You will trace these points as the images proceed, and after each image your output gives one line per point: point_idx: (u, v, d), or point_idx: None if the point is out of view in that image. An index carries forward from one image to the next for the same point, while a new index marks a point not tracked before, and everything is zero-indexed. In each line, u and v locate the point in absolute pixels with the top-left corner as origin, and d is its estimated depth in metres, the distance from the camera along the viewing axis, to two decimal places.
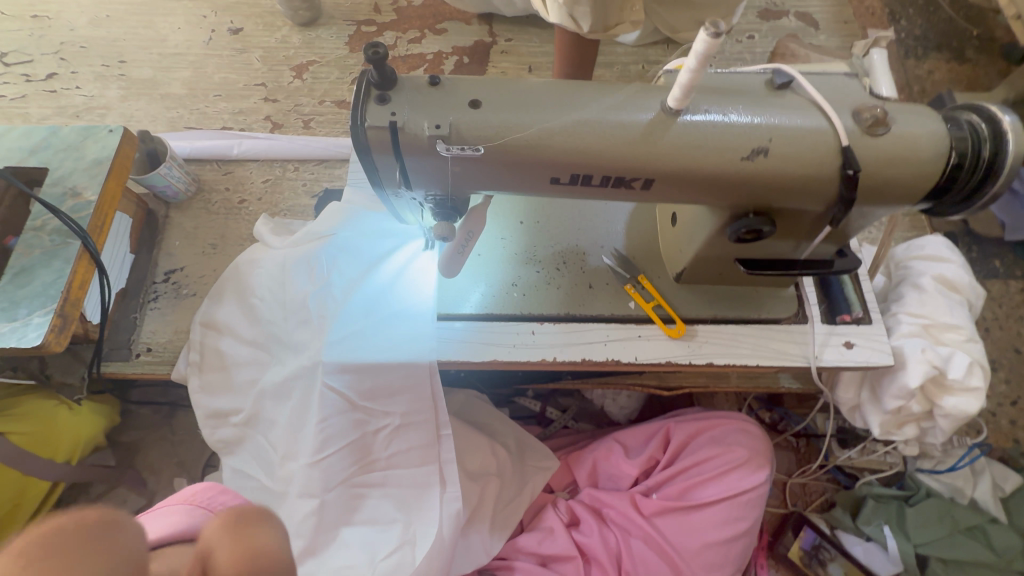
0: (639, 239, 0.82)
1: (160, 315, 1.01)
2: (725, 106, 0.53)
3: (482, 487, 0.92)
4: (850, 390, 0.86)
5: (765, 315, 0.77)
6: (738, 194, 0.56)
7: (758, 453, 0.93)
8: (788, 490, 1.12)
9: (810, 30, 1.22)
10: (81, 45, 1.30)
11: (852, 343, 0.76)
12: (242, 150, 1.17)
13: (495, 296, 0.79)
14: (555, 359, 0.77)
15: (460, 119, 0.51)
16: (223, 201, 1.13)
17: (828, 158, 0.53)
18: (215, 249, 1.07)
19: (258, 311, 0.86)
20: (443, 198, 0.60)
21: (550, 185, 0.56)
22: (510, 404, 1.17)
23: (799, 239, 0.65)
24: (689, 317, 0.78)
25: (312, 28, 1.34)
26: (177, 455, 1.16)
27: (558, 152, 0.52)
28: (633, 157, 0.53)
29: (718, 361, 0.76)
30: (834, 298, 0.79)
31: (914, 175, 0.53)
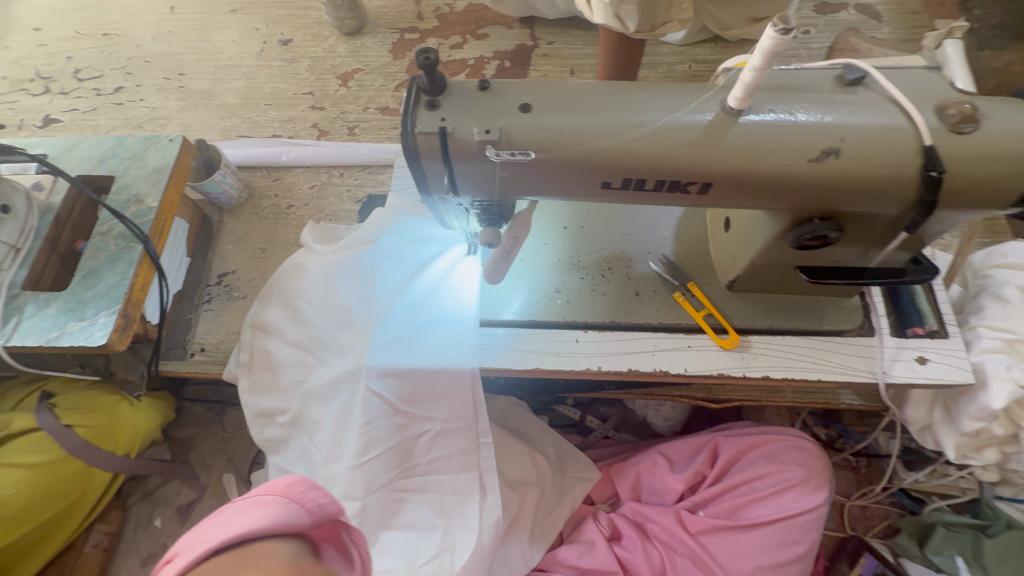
0: (689, 245, 0.79)
1: (213, 317, 1.05)
2: (792, 105, 0.50)
3: (522, 496, 0.91)
4: (921, 409, 0.80)
5: (826, 326, 0.72)
6: (804, 198, 0.52)
7: (815, 472, 0.88)
8: (847, 513, 1.06)
9: (872, 24, 1.15)
10: (145, 60, 1.38)
11: (925, 359, 0.71)
12: (290, 157, 1.20)
13: (538, 302, 0.77)
14: (600, 369, 0.74)
15: (510, 124, 0.50)
16: (272, 206, 1.16)
17: (907, 158, 0.49)
18: (265, 254, 1.11)
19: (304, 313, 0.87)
20: (490, 204, 0.59)
21: (600, 190, 0.55)
22: (549, 412, 1.15)
23: (868, 246, 0.60)
24: (743, 328, 0.74)
25: (358, 36, 1.37)
26: (227, 452, 1.21)
27: (611, 156, 0.50)
28: (691, 160, 0.50)
29: (775, 375, 0.71)
30: (904, 309, 0.73)
31: (1006, 175, 0.48)
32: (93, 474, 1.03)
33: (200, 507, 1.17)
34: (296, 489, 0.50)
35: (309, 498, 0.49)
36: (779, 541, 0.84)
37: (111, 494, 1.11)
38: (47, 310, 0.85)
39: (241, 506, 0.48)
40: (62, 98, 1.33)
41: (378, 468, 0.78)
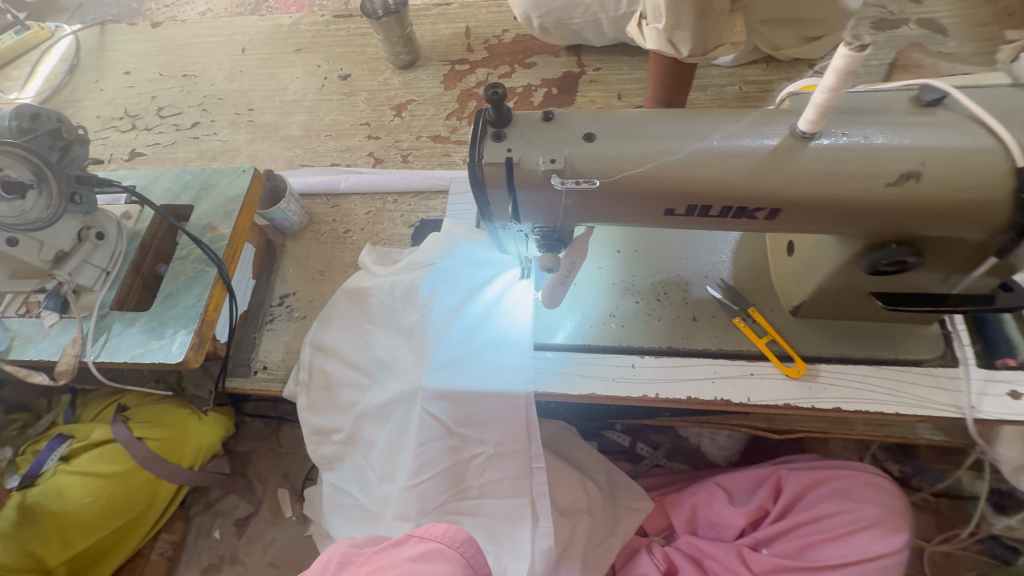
0: (748, 268, 0.77)
1: (276, 336, 1.10)
2: (867, 128, 0.48)
3: (572, 525, 0.89)
4: (1014, 448, 0.74)
5: (904, 356, 0.68)
6: (880, 223, 0.50)
7: (893, 513, 0.82)
8: (929, 560, 0.96)
9: (936, 38, 1.11)
10: (219, 97, 1.49)
11: (1019, 393, 0.65)
12: (348, 184, 1.27)
13: (592, 326, 0.77)
14: (657, 395, 0.72)
15: (575, 153, 0.51)
16: (330, 231, 1.22)
17: (996, 180, 0.46)
18: (323, 276, 1.16)
19: (364, 334, 0.91)
20: (550, 231, 0.60)
21: (663, 217, 0.55)
22: (598, 437, 1.13)
23: (951, 270, 0.57)
24: (810, 356, 0.71)
25: (411, 70, 1.44)
26: (282, 467, 1.25)
27: (676, 182, 0.50)
28: (759, 185, 0.49)
29: (846, 407, 0.68)
30: (992, 337, 0.68)
31: None
32: (160, 485, 1.08)
33: (256, 520, 1.22)
34: (471, 551, 0.54)
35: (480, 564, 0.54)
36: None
37: (175, 506, 1.16)
38: (132, 329, 0.92)
39: (422, 553, 0.53)
40: (146, 134, 1.46)
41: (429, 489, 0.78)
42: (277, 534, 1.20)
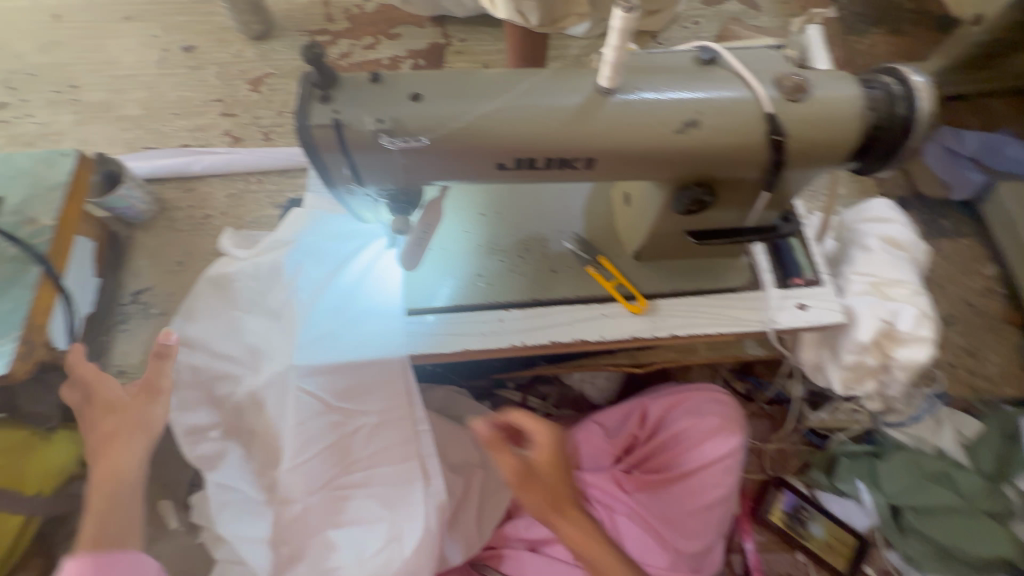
0: (597, 221, 0.85)
1: (131, 336, 1.00)
2: (656, 84, 0.56)
3: (466, 481, 0.95)
4: (811, 351, 0.90)
5: (720, 284, 0.81)
6: (676, 167, 0.59)
7: (731, 420, 0.96)
8: (766, 457, 1.16)
9: (751, 12, 1.27)
10: (29, 73, 1.28)
11: (805, 305, 0.80)
12: (203, 166, 1.17)
13: (462, 288, 0.81)
14: (524, 344, 0.78)
15: (402, 113, 0.53)
16: (186, 217, 1.12)
17: (755, 126, 0.56)
18: (183, 266, 1.07)
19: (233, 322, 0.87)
20: (397, 192, 0.61)
21: (497, 172, 0.58)
22: (492, 397, 1.17)
23: (743, 205, 0.67)
24: (650, 293, 0.81)
25: (266, 40, 1.35)
26: (160, 477, 1.16)
27: (501, 138, 0.54)
28: (573, 137, 0.55)
29: (680, 333, 0.78)
30: (786, 262, 0.83)
31: (839, 134, 0.57)
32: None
33: None
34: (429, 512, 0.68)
35: None
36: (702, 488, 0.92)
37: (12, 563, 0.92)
38: None
39: None
40: None
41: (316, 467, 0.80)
42: (162, 548, 1.11)
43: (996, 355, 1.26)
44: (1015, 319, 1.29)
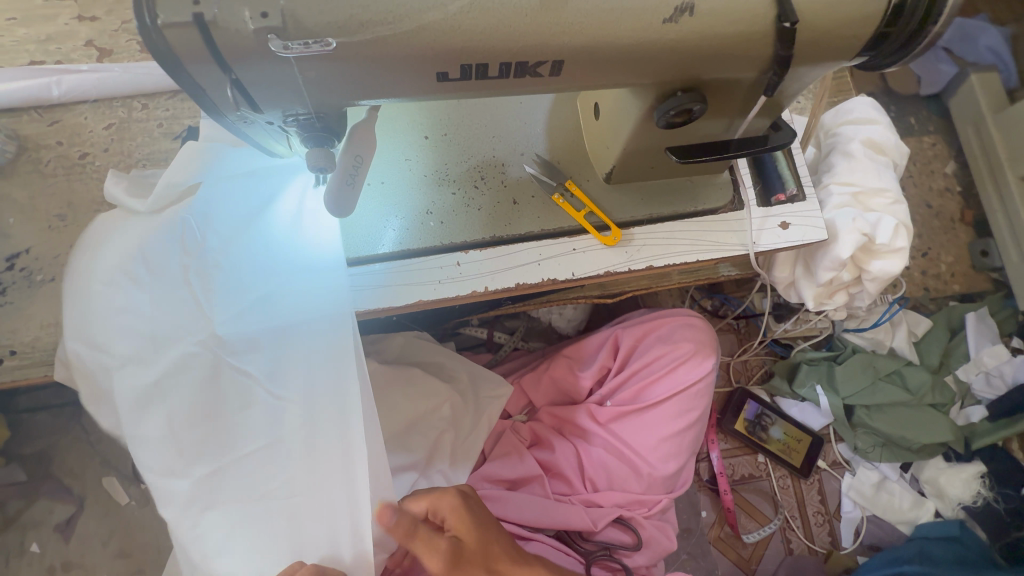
0: (562, 139, 0.73)
1: (15, 310, 0.84)
2: None
3: (437, 435, 0.92)
4: (785, 268, 0.86)
5: (701, 207, 0.73)
6: (663, 69, 0.47)
7: (703, 343, 0.95)
8: (732, 369, 1.20)
9: None
10: None
11: (787, 223, 0.74)
12: (66, 90, 0.92)
13: (410, 228, 0.69)
14: (487, 289, 0.69)
15: (294, 2, 0.37)
16: (58, 158, 0.90)
17: (761, 9, 0.44)
18: (64, 221, 0.88)
19: (127, 297, 0.66)
20: (310, 119, 0.47)
21: (440, 85, 0.45)
22: (455, 336, 1.13)
23: (732, 115, 0.57)
24: (624, 222, 0.72)
25: None
26: (99, 454, 1.06)
27: (434, 35, 0.40)
28: (532, 34, 0.42)
29: (657, 263, 0.71)
30: (768, 177, 0.75)
31: (854, 19, 0.46)
32: None
33: (84, 517, 1.04)
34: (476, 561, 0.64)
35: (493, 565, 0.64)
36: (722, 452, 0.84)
37: None
38: None
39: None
40: None
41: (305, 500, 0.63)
42: (115, 524, 1.04)
43: (946, 254, 1.28)
44: (968, 217, 1.30)
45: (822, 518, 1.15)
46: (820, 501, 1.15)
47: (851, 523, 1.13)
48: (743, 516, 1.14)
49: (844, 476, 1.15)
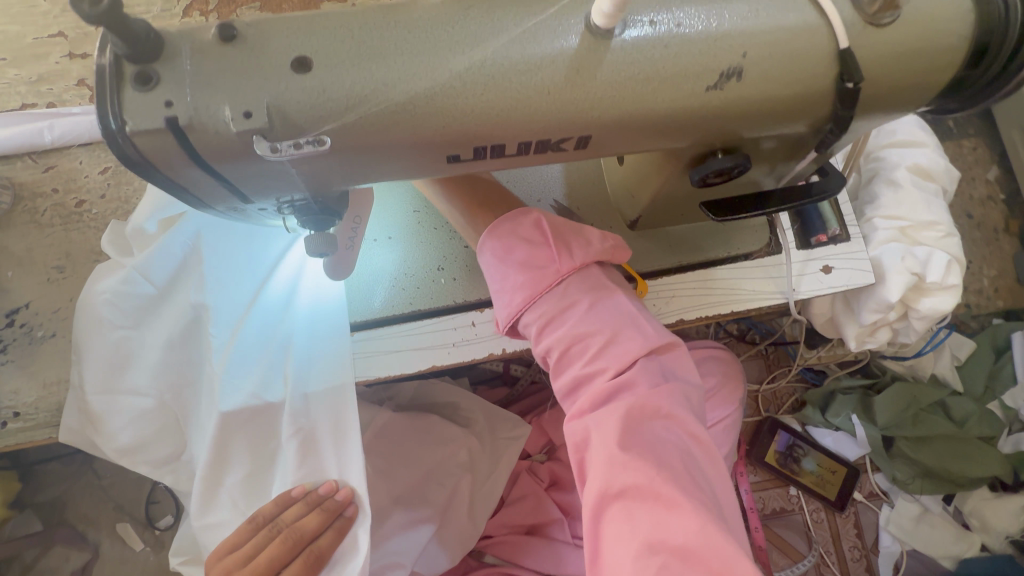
0: (583, 182, 0.67)
1: (18, 370, 0.81)
2: (676, 9, 0.36)
3: (454, 485, 0.87)
4: (824, 306, 0.79)
5: (735, 252, 0.67)
6: (702, 135, 0.41)
7: (729, 376, 0.92)
8: (760, 397, 1.15)
9: None
10: None
11: (830, 267, 0.67)
12: (59, 134, 0.88)
13: (419, 287, 0.64)
14: (504, 351, 0.64)
15: (281, 96, 0.32)
16: (54, 207, 0.87)
17: (821, 69, 0.38)
18: (63, 273, 0.85)
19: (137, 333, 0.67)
20: (307, 202, 0.42)
21: (450, 165, 0.39)
22: (471, 369, 1.09)
23: (777, 163, 0.51)
24: (650, 272, 0.66)
25: None
26: (113, 499, 1.04)
27: (443, 119, 0.35)
28: (554, 112, 0.36)
29: (687, 316, 0.66)
30: (807, 217, 0.69)
31: (928, 70, 0.39)
32: None
33: (100, 565, 1.02)
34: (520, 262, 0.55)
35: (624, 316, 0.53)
36: (535, 324, 0.53)
37: None
38: None
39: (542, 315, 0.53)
40: None
41: (295, 502, 0.63)
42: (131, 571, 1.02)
43: (989, 267, 1.20)
44: (1013, 226, 1.22)
45: (858, 552, 1.10)
46: (856, 536, 1.10)
47: (889, 557, 1.07)
48: (775, 552, 1.09)
49: (882, 508, 1.10)
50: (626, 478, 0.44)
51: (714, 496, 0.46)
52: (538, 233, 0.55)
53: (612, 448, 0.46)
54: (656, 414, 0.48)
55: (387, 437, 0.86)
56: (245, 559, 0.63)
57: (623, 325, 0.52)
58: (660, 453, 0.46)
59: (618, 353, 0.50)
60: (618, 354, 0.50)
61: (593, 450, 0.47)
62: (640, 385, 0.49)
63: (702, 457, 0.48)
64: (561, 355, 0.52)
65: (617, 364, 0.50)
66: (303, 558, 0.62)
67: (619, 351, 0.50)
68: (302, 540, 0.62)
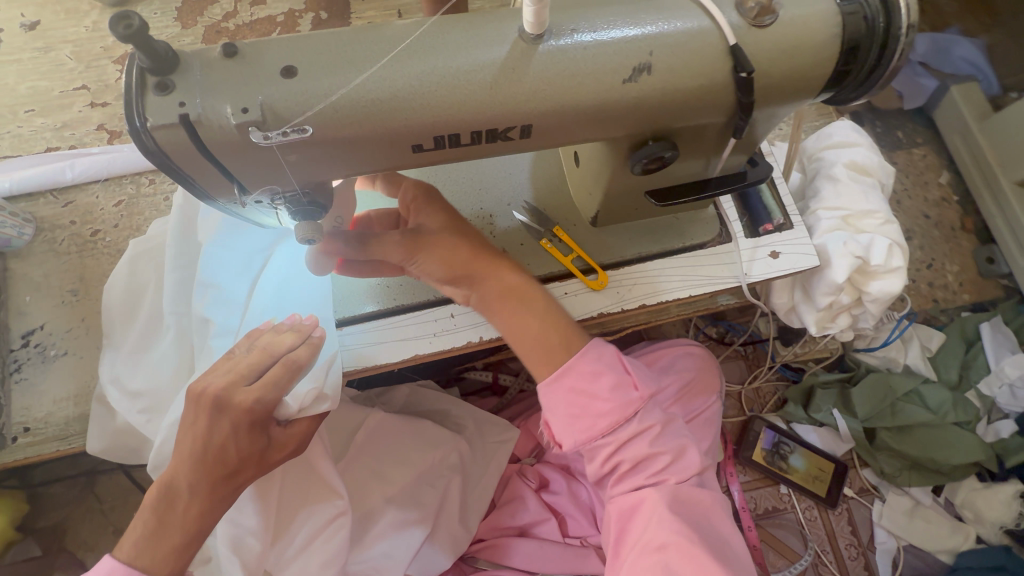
0: (547, 186, 0.74)
1: (29, 387, 0.86)
2: (595, 21, 0.45)
3: (445, 486, 0.89)
4: (784, 294, 0.84)
5: (689, 242, 0.74)
6: (629, 123, 0.49)
7: (706, 372, 0.96)
8: (743, 397, 1.18)
9: None
10: None
11: (777, 252, 0.74)
12: (78, 172, 0.98)
13: (403, 284, 0.70)
14: (483, 339, 0.69)
15: (272, 96, 0.40)
16: (71, 237, 0.95)
17: (717, 63, 0.46)
18: (77, 296, 0.91)
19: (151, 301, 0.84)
20: (297, 195, 0.49)
21: (415, 155, 0.47)
22: (461, 381, 1.13)
23: (708, 155, 0.58)
24: (612, 263, 0.73)
25: (127, 6, 1.10)
26: (113, 523, 1.04)
27: (406, 113, 0.43)
28: (498, 105, 0.44)
29: (650, 301, 0.72)
30: (754, 209, 0.76)
31: (811, 63, 0.47)
32: None
33: None
34: (592, 382, 0.62)
35: (678, 438, 0.65)
36: (604, 447, 0.63)
37: None
38: None
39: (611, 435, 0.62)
40: None
41: (264, 332, 0.65)
42: None
43: (952, 263, 1.26)
44: (969, 225, 1.29)
45: (856, 550, 1.09)
46: (851, 532, 1.10)
47: (886, 553, 1.07)
48: (772, 553, 1.09)
49: (874, 503, 1.10)
50: (665, 537, 0.61)
51: (719, 544, 0.64)
52: (617, 363, 0.64)
53: (661, 516, 0.62)
54: (700, 516, 0.64)
55: (378, 439, 0.89)
56: (224, 372, 0.61)
57: (681, 448, 0.65)
58: (692, 526, 0.62)
59: (678, 468, 0.64)
60: (681, 469, 0.64)
61: (641, 516, 0.63)
62: (676, 478, 0.64)
63: (715, 519, 0.66)
64: (626, 466, 0.64)
65: (678, 475, 0.64)
66: (281, 364, 0.61)
67: (676, 467, 0.64)
68: (279, 349, 0.63)
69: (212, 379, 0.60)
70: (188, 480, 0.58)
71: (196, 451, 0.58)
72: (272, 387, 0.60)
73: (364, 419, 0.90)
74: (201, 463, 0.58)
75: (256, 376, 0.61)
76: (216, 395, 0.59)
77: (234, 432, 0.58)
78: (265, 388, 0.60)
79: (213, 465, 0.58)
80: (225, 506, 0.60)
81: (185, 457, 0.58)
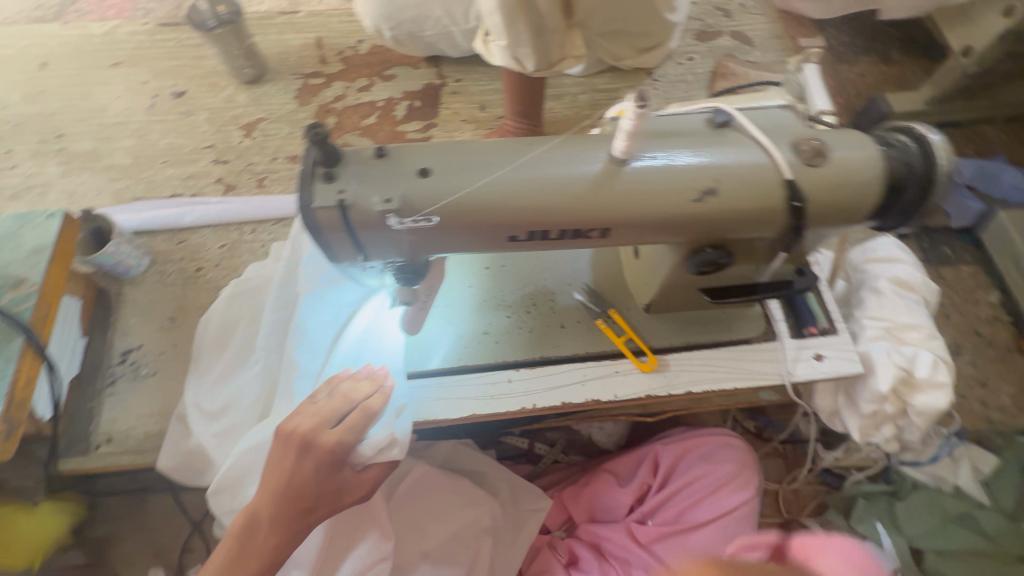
0: (606, 271, 0.82)
1: (120, 400, 0.96)
2: (670, 150, 0.54)
3: (476, 549, 0.90)
4: (827, 397, 0.86)
5: (736, 336, 0.79)
6: (693, 232, 0.56)
7: (746, 466, 0.95)
8: (782, 498, 1.15)
9: (745, 47, 1.29)
10: (17, 123, 1.26)
11: (821, 355, 0.78)
12: (195, 217, 1.13)
13: (466, 345, 0.77)
14: (535, 405, 0.75)
15: (410, 190, 0.50)
16: (179, 270, 1.08)
17: (774, 192, 0.54)
18: (174, 323, 1.03)
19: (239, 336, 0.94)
20: (403, 264, 0.58)
21: (509, 243, 0.56)
22: (499, 445, 1.15)
23: (759, 262, 0.65)
24: (662, 348, 0.78)
25: (258, 85, 1.32)
26: (153, 543, 1.09)
27: (509, 211, 0.52)
28: (586, 211, 0.53)
29: (696, 388, 0.76)
30: (799, 312, 0.81)
31: (857, 197, 0.55)
32: None
33: None
34: None
35: None
36: None
37: None
38: None
39: None
40: None
41: (343, 378, 0.71)
42: None
43: (1004, 383, 1.24)
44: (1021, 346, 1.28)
45: None
46: None
47: None
48: None
49: None
50: None
51: None
52: None
53: None
54: None
55: (419, 490, 0.93)
56: (309, 414, 0.67)
57: None
58: None
59: None
60: None
61: None
62: None
63: None
64: None
65: None
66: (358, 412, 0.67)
67: None
68: (357, 396, 0.68)
69: (299, 420, 0.66)
70: (268, 513, 0.64)
71: (280, 486, 0.64)
72: (351, 430, 0.66)
73: (410, 469, 0.95)
74: (284, 498, 0.64)
75: (336, 421, 0.67)
76: (304, 435, 0.65)
77: (316, 471, 0.64)
78: (347, 430, 0.66)
79: (294, 501, 0.64)
80: (297, 543, 0.66)
81: (270, 492, 0.65)
